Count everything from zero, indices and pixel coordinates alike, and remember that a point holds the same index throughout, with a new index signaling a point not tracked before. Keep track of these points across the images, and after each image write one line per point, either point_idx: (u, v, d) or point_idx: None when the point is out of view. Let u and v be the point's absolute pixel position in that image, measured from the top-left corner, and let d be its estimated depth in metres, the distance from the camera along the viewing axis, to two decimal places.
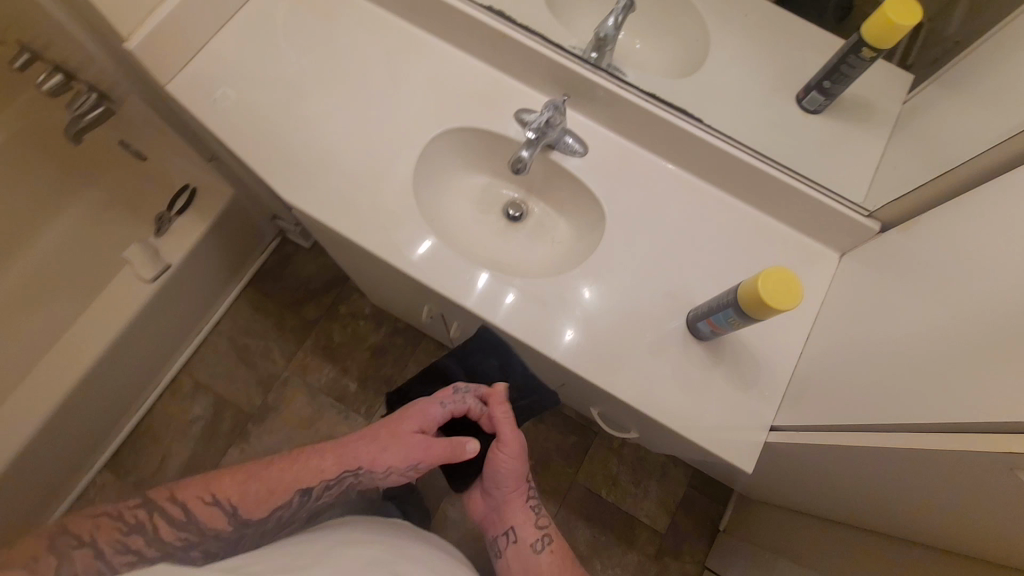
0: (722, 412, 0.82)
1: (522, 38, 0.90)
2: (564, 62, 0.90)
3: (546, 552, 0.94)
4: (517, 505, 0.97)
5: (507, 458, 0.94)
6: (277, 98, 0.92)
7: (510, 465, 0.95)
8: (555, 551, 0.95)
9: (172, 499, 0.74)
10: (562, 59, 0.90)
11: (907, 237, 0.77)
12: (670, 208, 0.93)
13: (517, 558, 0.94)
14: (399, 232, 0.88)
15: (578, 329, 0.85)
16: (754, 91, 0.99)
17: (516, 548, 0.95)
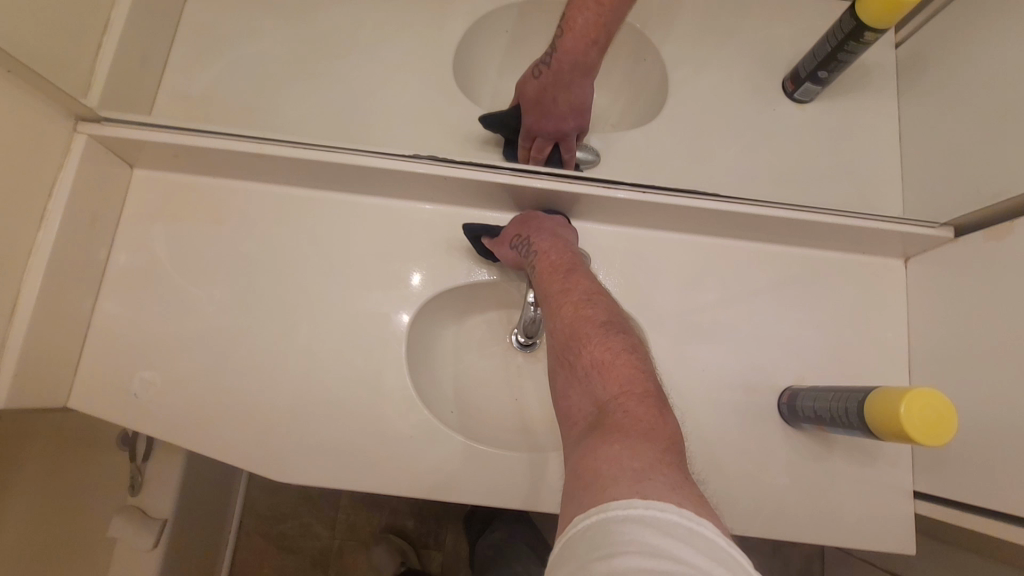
0: (860, 498, 0.72)
1: (471, 173, 0.72)
2: (530, 184, 0.72)
3: (614, 438, 0.43)
4: (574, 315, 0.57)
5: (523, 222, 0.73)
6: (210, 358, 0.72)
7: (545, 227, 0.71)
8: (649, 426, 0.44)
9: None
10: (526, 179, 0.72)
11: (997, 247, 0.65)
12: (710, 288, 0.79)
13: (581, 452, 0.44)
14: (429, 453, 0.71)
15: None
16: (740, 104, 0.84)
17: (591, 439, 0.44)
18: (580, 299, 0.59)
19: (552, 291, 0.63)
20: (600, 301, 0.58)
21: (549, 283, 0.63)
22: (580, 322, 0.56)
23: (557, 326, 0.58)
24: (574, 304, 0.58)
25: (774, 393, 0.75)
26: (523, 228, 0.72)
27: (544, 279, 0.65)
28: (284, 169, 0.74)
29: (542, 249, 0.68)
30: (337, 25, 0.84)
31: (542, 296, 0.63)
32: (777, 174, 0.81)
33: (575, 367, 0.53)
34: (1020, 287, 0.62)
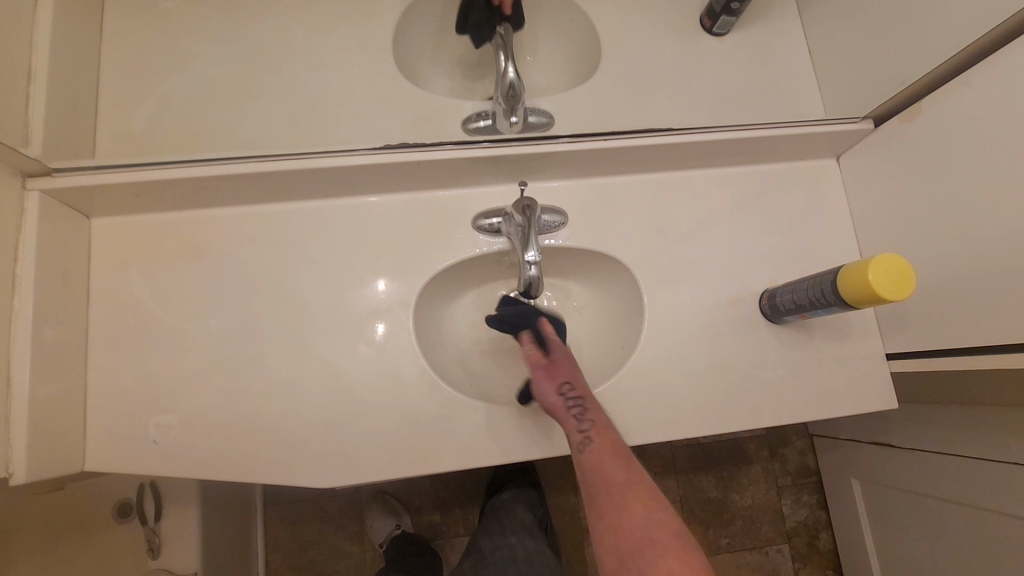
0: (844, 372, 0.81)
1: (442, 154, 0.74)
2: (499, 153, 0.75)
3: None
4: (638, 521, 0.58)
5: (552, 374, 0.70)
6: (223, 388, 0.71)
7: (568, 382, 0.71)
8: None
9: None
10: (496, 149, 0.75)
11: (913, 127, 0.75)
12: (680, 219, 0.85)
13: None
14: (459, 428, 0.74)
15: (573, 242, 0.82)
16: (667, 46, 0.90)
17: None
18: (628, 481, 0.61)
19: (599, 474, 0.63)
20: (641, 488, 0.60)
21: (603, 459, 0.64)
22: (635, 507, 0.58)
23: (613, 516, 0.59)
24: (634, 501, 0.59)
25: (755, 299, 0.83)
26: (551, 386, 0.69)
27: (590, 453, 0.65)
28: (254, 187, 0.74)
29: (581, 420, 0.66)
30: (268, 35, 0.83)
31: (592, 481, 0.63)
32: (712, 105, 0.88)
33: (628, 567, 0.55)
34: (935, 160, 0.72)
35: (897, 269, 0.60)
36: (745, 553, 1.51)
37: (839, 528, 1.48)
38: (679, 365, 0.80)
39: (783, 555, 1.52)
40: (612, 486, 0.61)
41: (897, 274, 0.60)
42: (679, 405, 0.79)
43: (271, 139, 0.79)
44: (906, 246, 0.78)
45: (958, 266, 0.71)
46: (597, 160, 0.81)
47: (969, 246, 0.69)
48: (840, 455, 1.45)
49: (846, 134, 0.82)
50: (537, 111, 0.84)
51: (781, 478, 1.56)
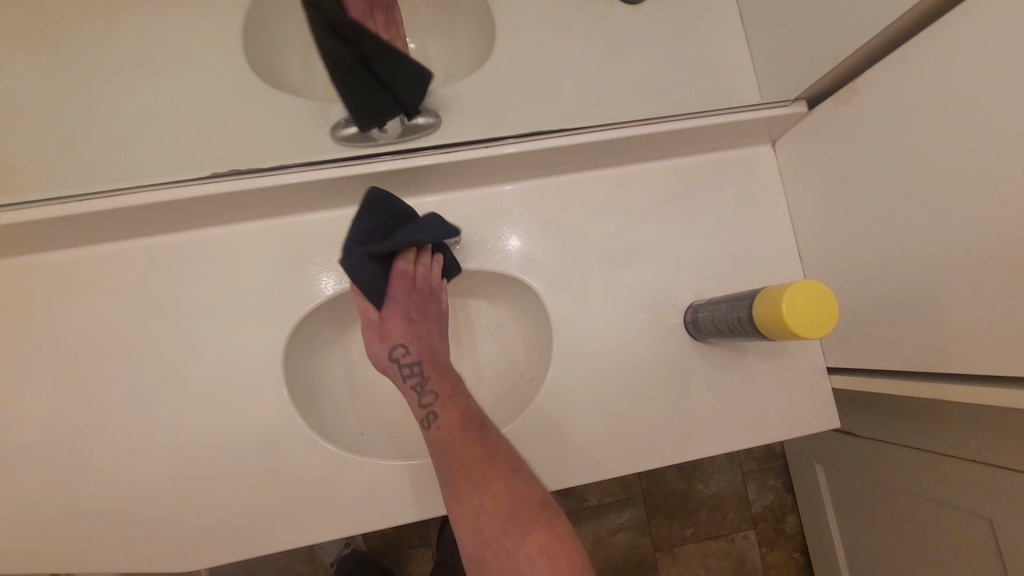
0: (780, 390, 0.72)
1: (294, 177, 0.62)
2: (365, 170, 0.64)
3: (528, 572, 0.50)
4: (495, 500, 0.55)
5: (409, 321, 0.66)
6: (65, 465, 0.63)
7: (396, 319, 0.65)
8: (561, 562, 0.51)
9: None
10: (361, 166, 0.64)
11: (849, 111, 0.64)
12: (593, 227, 0.74)
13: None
14: (342, 489, 0.65)
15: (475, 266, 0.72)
16: (574, 22, 0.77)
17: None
18: (474, 440, 0.59)
19: (435, 429, 0.61)
20: (495, 448, 0.59)
21: (456, 442, 0.59)
22: (494, 486, 0.56)
23: (463, 495, 0.56)
24: (501, 479, 0.56)
25: (680, 314, 0.74)
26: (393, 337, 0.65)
27: (442, 386, 0.63)
28: (71, 230, 0.62)
29: (441, 383, 0.64)
30: (91, 40, 0.70)
31: (441, 459, 0.59)
32: (628, 90, 0.76)
33: (503, 564, 0.51)
34: (874, 151, 0.61)
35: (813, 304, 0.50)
36: (711, 541, 1.47)
37: (805, 512, 1.45)
38: (597, 396, 0.71)
39: (750, 540, 1.48)
40: (467, 450, 0.58)
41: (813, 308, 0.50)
42: (595, 440, 0.70)
43: (102, 167, 0.67)
44: (846, 249, 0.68)
45: (898, 276, 0.61)
46: (490, 167, 0.69)
47: (910, 253, 0.59)
48: (804, 440, 1.39)
49: (777, 119, 0.70)
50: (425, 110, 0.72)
51: (748, 463, 1.51)
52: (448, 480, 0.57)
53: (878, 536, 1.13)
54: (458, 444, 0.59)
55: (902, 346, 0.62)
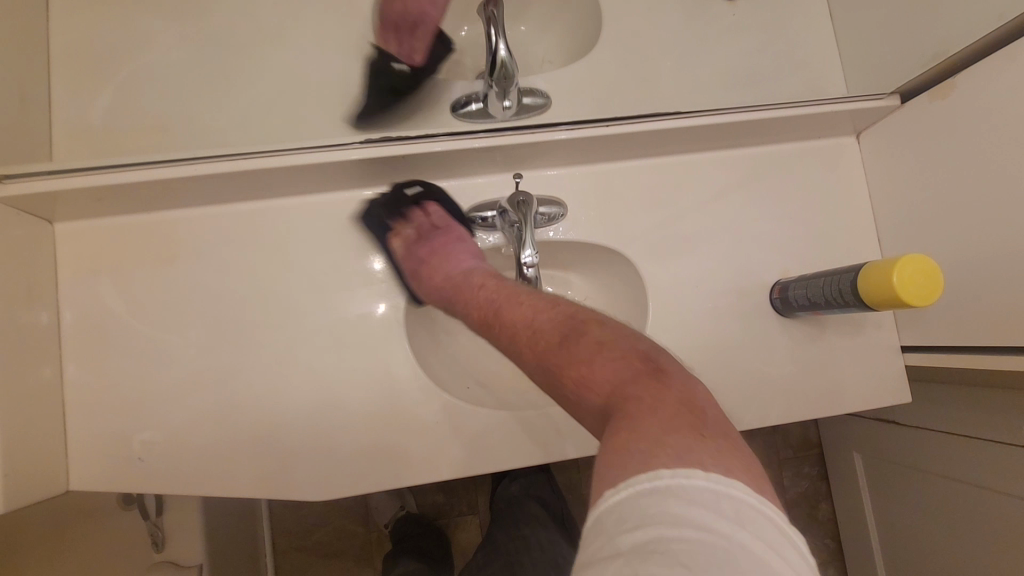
0: (855, 366, 0.78)
1: (427, 146, 0.68)
2: (491, 143, 0.69)
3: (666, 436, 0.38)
4: (549, 325, 0.52)
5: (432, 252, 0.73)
6: (208, 400, 0.69)
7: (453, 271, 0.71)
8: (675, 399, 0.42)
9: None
10: (486, 139, 0.69)
11: (944, 106, 0.68)
12: (686, 206, 0.79)
13: (618, 461, 0.37)
14: (454, 435, 0.71)
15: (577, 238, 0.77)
16: (675, 14, 0.82)
17: (622, 452, 0.38)
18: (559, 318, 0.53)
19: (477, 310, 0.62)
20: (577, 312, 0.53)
21: (501, 302, 0.59)
22: (544, 321, 0.53)
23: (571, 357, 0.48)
24: (550, 312, 0.53)
25: (765, 291, 0.79)
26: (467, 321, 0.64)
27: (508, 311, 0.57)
28: (223, 186, 0.68)
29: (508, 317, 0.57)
30: (233, 14, 0.75)
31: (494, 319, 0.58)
32: (722, 81, 0.81)
33: (560, 371, 0.48)
34: (967, 144, 0.66)
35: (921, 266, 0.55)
36: None
37: (840, 499, 1.50)
38: (686, 362, 0.76)
39: None
40: (515, 299, 0.59)
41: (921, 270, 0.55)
42: None
43: (243, 131, 0.73)
44: (928, 235, 0.73)
45: (985, 260, 0.66)
46: (598, 145, 0.75)
47: (1000, 237, 0.64)
48: (842, 430, 1.44)
49: (868, 112, 0.75)
50: (533, 92, 0.77)
51: (783, 450, 1.57)
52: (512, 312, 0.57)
53: (918, 520, 1.17)
54: (507, 295, 0.60)
55: (984, 325, 0.67)
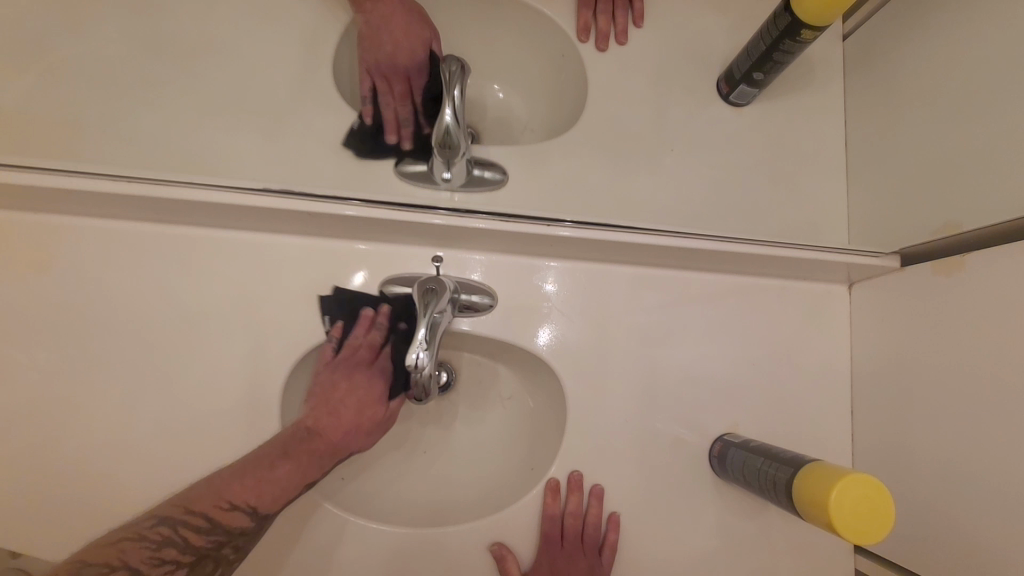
0: (792, 555, 0.65)
1: (354, 212, 0.59)
2: (390, 216, 0.60)
3: None
4: None
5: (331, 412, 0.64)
6: (48, 437, 0.61)
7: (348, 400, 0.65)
8: None
9: (186, 512, 0.55)
10: (421, 216, 0.60)
11: (945, 285, 0.57)
12: (639, 327, 0.69)
13: None
14: (298, 538, 0.61)
15: (505, 339, 0.67)
16: (670, 112, 0.73)
17: None
18: None
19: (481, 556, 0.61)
20: None
21: (586, 522, 0.63)
22: None
23: None
24: None
25: (706, 443, 0.68)
26: (246, 489, 0.56)
27: (549, 559, 0.61)
28: (112, 204, 0.61)
29: (275, 482, 0.57)
30: (187, 16, 0.69)
31: (556, 548, 0.62)
32: (706, 193, 0.72)
33: None
34: (960, 338, 0.55)
35: (857, 485, 0.44)
36: None
37: None
38: (602, 485, 0.65)
39: None
40: (594, 555, 0.62)
41: (859, 491, 0.44)
42: None
43: (164, 144, 0.66)
44: (902, 428, 0.62)
45: (962, 483, 0.54)
46: (545, 243, 0.65)
47: (984, 465, 0.52)
48: None
49: (861, 266, 0.64)
50: (491, 165, 0.70)
51: None
52: (567, 521, 0.62)
53: None
54: (556, 522, 0.63)
55: (950, 561, 0.55)
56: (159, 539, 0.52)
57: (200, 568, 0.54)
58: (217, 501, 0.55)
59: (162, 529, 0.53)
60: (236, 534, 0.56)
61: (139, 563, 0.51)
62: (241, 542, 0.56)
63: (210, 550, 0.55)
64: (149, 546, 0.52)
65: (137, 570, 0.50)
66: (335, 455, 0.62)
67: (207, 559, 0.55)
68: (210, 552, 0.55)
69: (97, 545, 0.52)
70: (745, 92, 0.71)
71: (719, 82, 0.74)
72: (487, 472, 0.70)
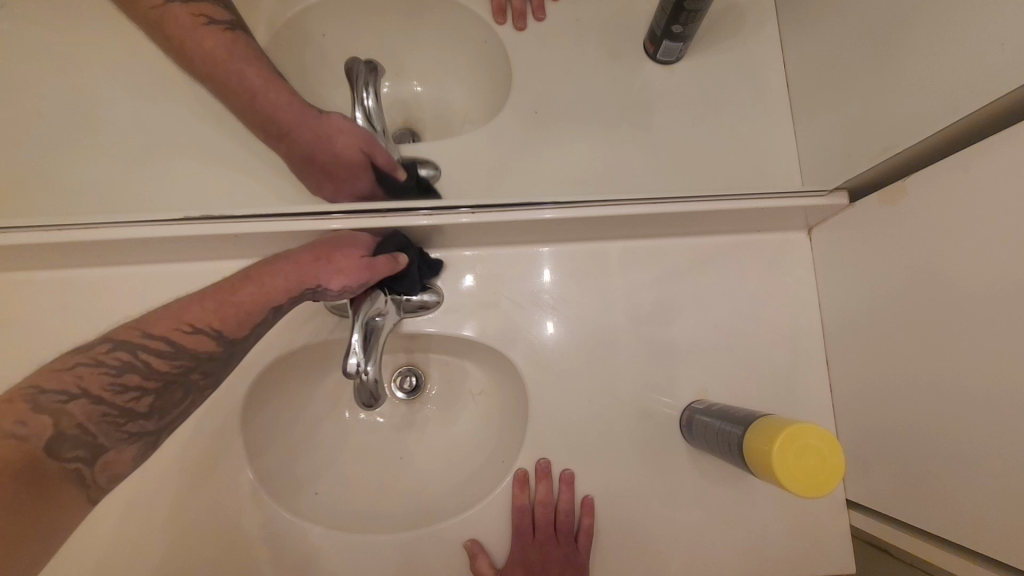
0: (780, 518, 0.62)
1: (339, 225, 0.58)
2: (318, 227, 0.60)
3: None
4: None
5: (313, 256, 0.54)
6: None
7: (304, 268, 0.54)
8: None
9: (144, 335, 0.48)
10: (405, 218, 0.59)
11: (895, 213, 0.54)
12: (627, 303, 0.67)
13: None
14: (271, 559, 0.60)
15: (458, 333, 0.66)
16: (599, 82, 0.72)
17: None
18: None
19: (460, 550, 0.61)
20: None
21: (559, 507, 0.62)
22: None
23: None
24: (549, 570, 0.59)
25: (676, 413, 0.65)
26: (208, 309, 0.50)
27: (522, 546, 0.60)
28: (48, 254, 0.61)
29: (238, 303, 0.51)
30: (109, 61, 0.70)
31: (529, 534, 0.61)
32: (646, 157, 0.70)
33: None
34: (916, 267, 0.51)
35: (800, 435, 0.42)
36: None
37: None
38: (572, 470, 0.64)
39: None
40: (570, 541, 0.61)
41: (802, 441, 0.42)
42: None
43: (97, 187, 0.66)
44: (876, 371, 0.58)
45: (937, 420, 0.50)
46: (484, 232, 0.64)
47: (956, 397, 0.48)
48: None
49: (812, 207, 0.61)
50: (423, 162, 0.69)
51: None
52: (540, 507, 0.61)
53: None
54: (529, 508, 0.62)
55: (936, 505, 0.51)
56: (121, 364, 0.45)
57: (167, 394, 0.48)
58: (177, 325, 0.48)
59: (92, 353, 0.45)
60: (203, 358, 0.49)
61: (99, 389, 0.43)
62: (208, 368, 0.50)
63: (175, 374, 0.48)
64: (105, 370, 0.44)
65: (97, 398, 0.43)
66: (262, 307, 0.52)
67: (173, 385, 0.48)
68: (174, 377, 0.48)
69: (49, 370, 0.43)
70: (671, 50, 0.69)
71: (645, 44, 0.72)
72: (463, 471, 0.69)
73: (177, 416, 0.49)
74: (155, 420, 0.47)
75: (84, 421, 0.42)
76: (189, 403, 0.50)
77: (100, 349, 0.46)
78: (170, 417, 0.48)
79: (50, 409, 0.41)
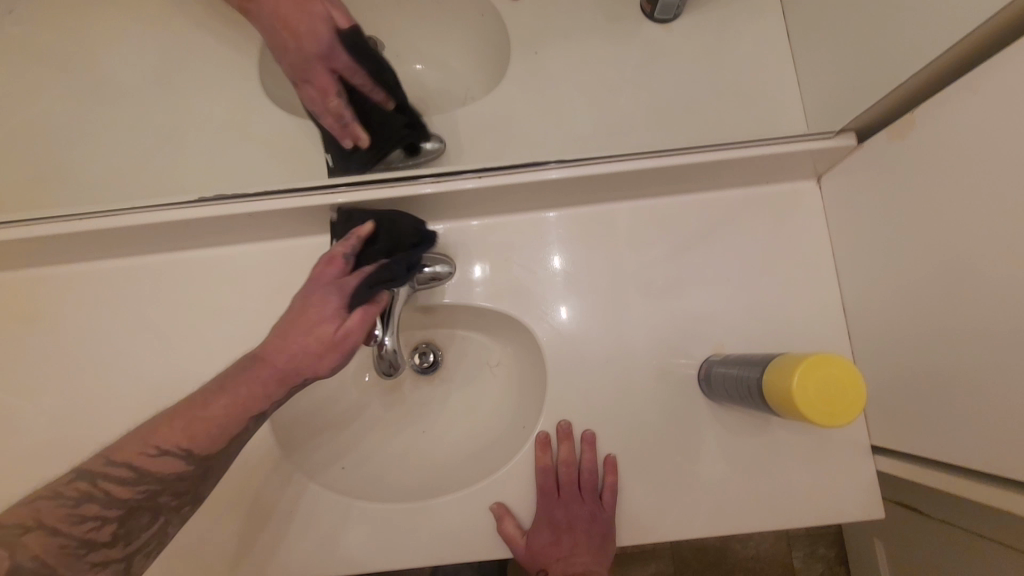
0: (805, 467, 0.62)
1: (342, 199, 0.59)
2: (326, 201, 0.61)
3: None
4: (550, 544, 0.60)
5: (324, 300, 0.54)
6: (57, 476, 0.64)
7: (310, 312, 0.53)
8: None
9: (109, 462, 0.47)
10: (409, 188, 0.59)
11: (904, 147, 0.53)
12: (643, 263, 0.67)
13: None
14: (300, 530, 0.62)
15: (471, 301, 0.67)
16: (597, 45, 0.72)
17: None
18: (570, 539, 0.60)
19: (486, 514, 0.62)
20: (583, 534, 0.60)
21: (583, 466, 0.62)
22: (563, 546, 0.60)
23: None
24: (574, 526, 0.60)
25: (693, 368, 0.65)
26: (174, 429, 0.49)
27: (547, 505, 0.61)
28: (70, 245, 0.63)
29: (210, 418, 0.50)
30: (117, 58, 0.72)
31: (554, 494, 0.62)
32: (648, 117, 0.70)
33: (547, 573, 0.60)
34: (928, 199, 0.51)
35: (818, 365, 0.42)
36: None
37: None
38: (593, 430, 0.64)
39: None
40: (594, 498, 0.62)
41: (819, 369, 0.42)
42: None
43: (115, 181, 0.68)
44: (894, 311, 0.58)
45: (957, 352, 0.50)
46: (490, 198, 0.64)
47: (974, 327, 0.47)
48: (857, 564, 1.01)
49: (820, 152, 0.61)
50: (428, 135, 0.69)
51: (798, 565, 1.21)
52: (563, 467, 0.62)
53: None
54: (553, 468, 0.63)
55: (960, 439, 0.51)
56: (77, 495, 0.45)
57: (131, 519, 0.48)
58: (142, 449, 0.48)
59: (57, 485, 0.46)
60: (170, 479, 0.48)
61: (56, 522, 0.44)
62: (179, 488, 0.50)
63: (140, 500, 0.47)
64: (66, 501, 0.45)
65: (55, 530, 0.44)
66: (253, 399, 0.51)
67: (141, 509, 0.48)
68: (139, 501, 0.47)
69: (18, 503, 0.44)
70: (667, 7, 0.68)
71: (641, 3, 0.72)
72: (484, 439, 0.70)
73: (147, 538, 0.49)
74: (120, 548, 0.47)
75: (41, 555, 0.42)
76: (159, 526, 0.50)
77: (68, 481, 0.46)
78: (137, 542, 0.48)
79: (6, 541, 0.41)
